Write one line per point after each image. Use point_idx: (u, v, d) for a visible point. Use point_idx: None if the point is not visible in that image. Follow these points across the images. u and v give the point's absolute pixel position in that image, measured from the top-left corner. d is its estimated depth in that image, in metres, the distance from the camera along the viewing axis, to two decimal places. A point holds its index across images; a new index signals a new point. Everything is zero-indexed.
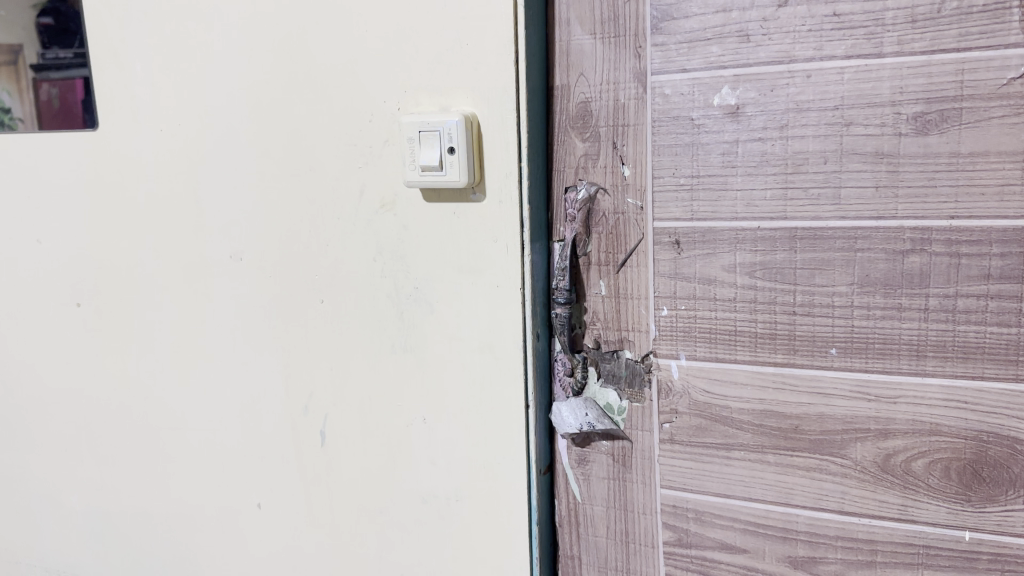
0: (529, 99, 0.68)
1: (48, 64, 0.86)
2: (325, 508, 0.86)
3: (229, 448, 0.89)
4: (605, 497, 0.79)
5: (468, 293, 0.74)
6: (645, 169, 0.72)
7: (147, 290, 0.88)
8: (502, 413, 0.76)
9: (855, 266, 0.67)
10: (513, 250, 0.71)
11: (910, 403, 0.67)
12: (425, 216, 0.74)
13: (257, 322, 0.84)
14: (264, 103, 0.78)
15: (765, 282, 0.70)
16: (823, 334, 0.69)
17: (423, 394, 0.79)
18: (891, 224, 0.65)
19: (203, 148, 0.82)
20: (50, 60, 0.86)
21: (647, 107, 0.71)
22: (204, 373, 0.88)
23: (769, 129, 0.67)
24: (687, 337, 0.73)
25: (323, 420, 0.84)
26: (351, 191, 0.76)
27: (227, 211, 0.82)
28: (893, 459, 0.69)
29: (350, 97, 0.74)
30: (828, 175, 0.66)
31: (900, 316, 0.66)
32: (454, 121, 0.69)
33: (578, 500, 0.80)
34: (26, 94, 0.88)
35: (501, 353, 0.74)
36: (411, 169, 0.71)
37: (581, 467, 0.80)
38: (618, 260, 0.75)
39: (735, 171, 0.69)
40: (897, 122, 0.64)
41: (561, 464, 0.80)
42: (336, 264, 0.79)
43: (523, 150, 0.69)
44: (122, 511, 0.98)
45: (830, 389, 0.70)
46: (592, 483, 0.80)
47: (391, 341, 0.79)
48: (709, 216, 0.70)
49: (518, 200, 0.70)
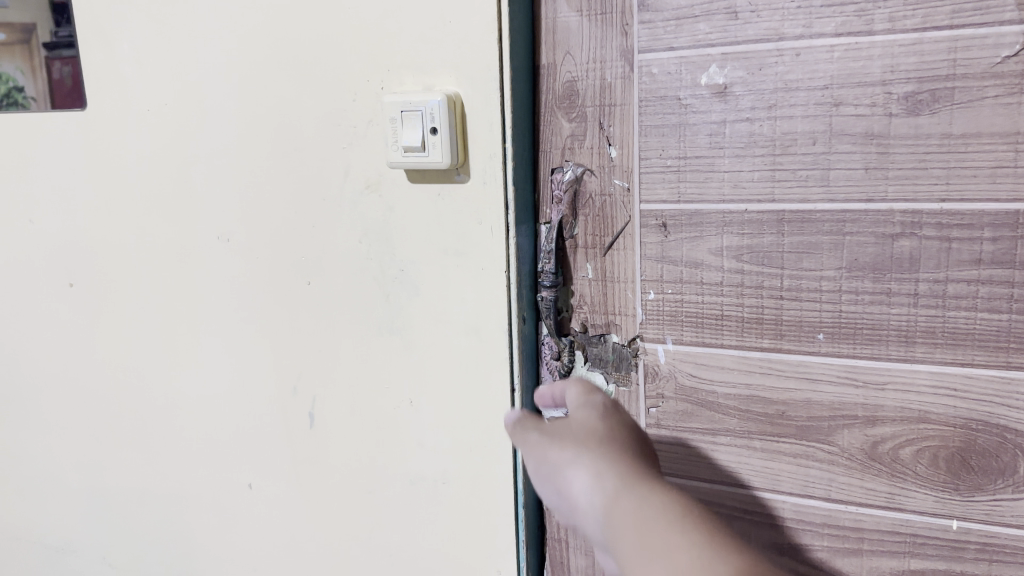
0: (514, 78, 0.67)
1: (61, 42, 0.85)
2: (315, 489, 0.86)
3: (220, 427, 0.89)
4: None
5: (454, 275, 0.73)
6: (632, 150, 0.71)
7: (138, 269, 0.88)
8: (490, 397, 0.75)
9: (843, 250, 0.66)
10: (499, 232, 0.70)
11: (899, 389, 0.66)
12: (411, 198, 0.73)
13: (246, 303, 0.84)
14: (251, 81, 0.77)
15: (751, 266, 0.69)
16: (811, 319, 0.68)
17: (410, 378, 0.78)
18: (881, 207, 0.64)
19: (191, 127, 0.81)
20: (63, 38, 0.84)
21: (634, 87, 0.69)
22: (195, 354, 0.88)
23: (757, 110, 0.66)
24: (674, 321, 0.73)
25: (312, 401, 0.83)
26: (336, 172, 0.75)
27: (215, 191, 0.82)
28: (881, 447, 0.68)
29: (334, 75, 0.73)
30: (817, 157, 0.65)
31: (889, 301, 0.65)
32: (437, 101, 0.67)
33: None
34: (38, 72, 0.87)
35: (487, 336, 0.73)
36: (394, 150, 0.70)
37: None
38: (605, 243, 0.74)
39: (723, 153, 0.68)
40: (888, 102, 0.62)
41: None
42: (322, 245, 0.78)
43: (508, 129, 0.68)
44: (118, 489, 0.98)
45: (818, 375, 0.69)
46: None
47: (377, 322, 0.78)
48: (697, 198, 0.69)
49: (503, 180, 0.69)
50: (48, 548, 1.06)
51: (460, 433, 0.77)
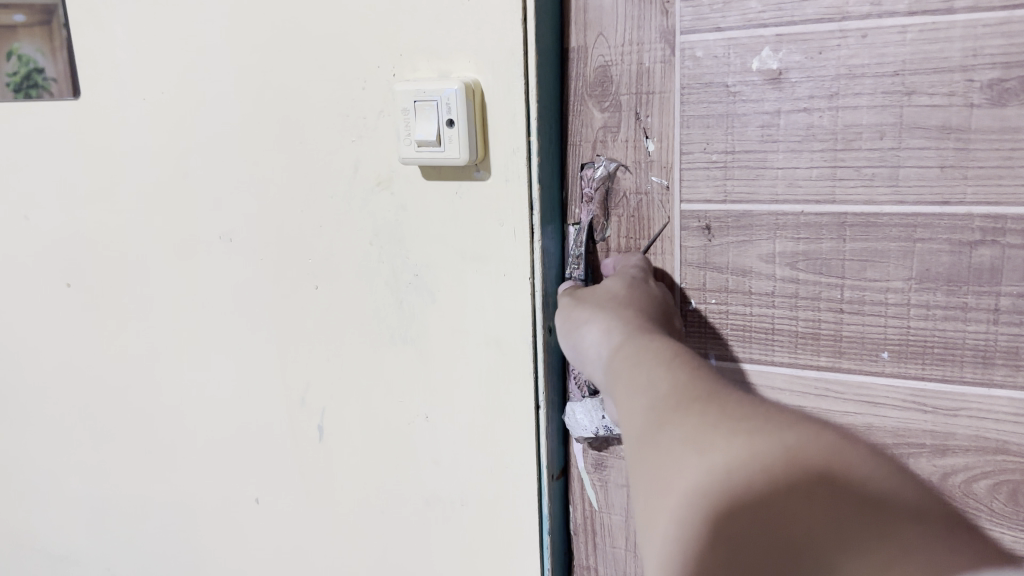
0: (540, 63, 0.59)
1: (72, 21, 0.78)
2: (324, 506, 0.80)
3: (225, 438, 0.83)
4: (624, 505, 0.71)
5: (472, 282, 0.66)
6: (672, 145, 0.64)
7: (137, 269, 0.82)
8: (512, 415, 0.68)
9: (913, 259, 0.58)
10: (523, 233, 0.63)
11: (974, 416, 0.59)
12: (425, 196, 0.66)
13: (251, 307, 0.77)
14: (250, 65, 0.70)
15: (807, 276, 0.62)
16: (874, 335, 0.61)
17: (426, 392, 0.71)
18: (958, 211, 0.56)
19: (190, 116, 0.74)
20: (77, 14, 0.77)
21: (675, 72, 0.62)
22: (197, 358, 0.82)
23: (816, 98, 0.58)
24: (719, 335, 0.66)
25: (320, 413, 0.77)
26: (344, 167, 0.68)
27: (217, 186, 0.75)
28: (951, 479, 0.60)
29: (341, 60, 0.66)
30: (885, 153, 0.57)
31: (965, 317, 0.57)
32: (453, 88, 0.60)
33: (595, 508, 0.73)
34: (59, 52, 0.80)
35: (509, 348, 0.66)
36: (407, 144, 0.63)
37: (598, 473, 0.72)
38: (640, 246, 0.67)
39: (777, 147, 0.60)
40: (969, 91, 0.54)
41: (577, 469, 0.72)
42: (330, 245, 0.71)
43: (534, 120, 0.60)
44: (121, 498, 0.93)
45: (881, 398, 0.61)
46: (610, 490, 0.71)
47: (391, 331, 0.71)
48: (746, 198, 0.62)
49: (528, 177, 0.61)
50: (52, 557, 1.01)
51: (481, 455, 0.70)
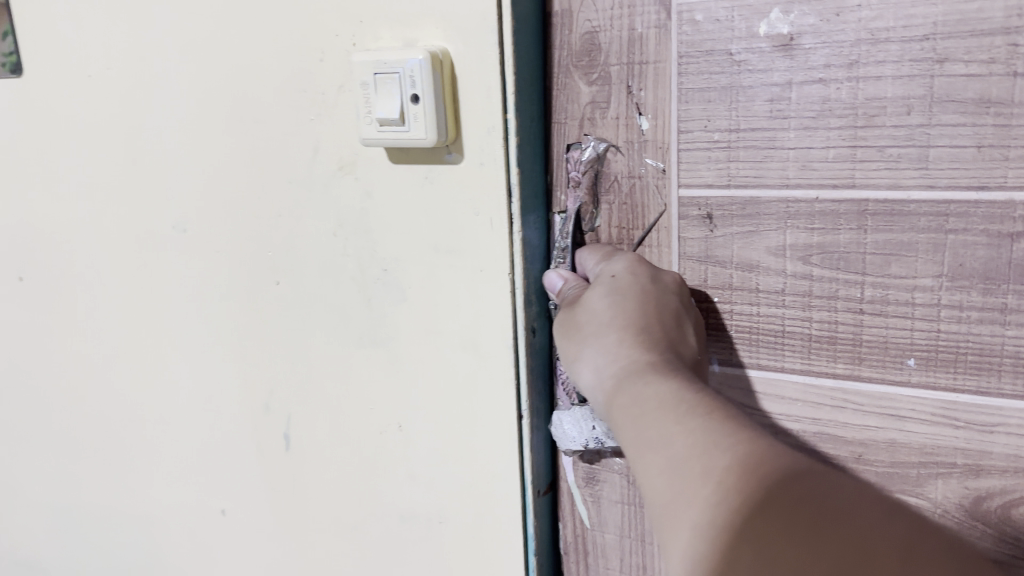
0: (516, 30, 0.52)
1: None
2: (293, 521, 0.74)
3: (188, 445, 0.77)
4: (619, 524, 0.64)
5: (445, 278, 0.59)
6: (667, 121, 0.56)
7: (91, 262, 0.76)
8: (491, 426, 0.61)
9: (945, 252, 0.50)
10: (501, 223, 0.56)
11: (1013, 433, 0.51)
12: (392, 181, 0.59)
13: (209, 304, 0.71)
14: (197, 35, 0.63)
15: (824, 271, 0.54)
16: (898, 340, 0.53)
17: (399, 398, 0.65)
18: (998, 197, 0.48)
19: (138, 93, 0.67)
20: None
21: (671, 39, 0.54)
22: (156, 359, 0.76)
23: (832, 67, 0.51)
24: (722, 337, 0.59)
25: (285, 420, 0.70)
26: (303, 149, 0.61)
27: (169, 170, 0.68)
28: (987, 504, 0.53)
29: (295, 30, 0.59)
30: (912, 131, 0.49)
31: (1005, 321, 0.50)
32: (417, 59, 0.53)
33: (587, 527, 0.65)
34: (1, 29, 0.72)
35: (487, 352, 0.59)
36: (366, 123, 0.56)
37: (590, 488, 0.64)
38: (634, 237, 0.60)
39: (788, 124, 0.53)
40: (1013, 57, 0.46)
41: (566, 482, 0.65)
42: (290, 236, 0.65)
43: (510, 95, 0.53)
44: (85, 507, 0.87)
45: (906, 411, 0.54)
46: (603, 506, 0.64)
47: (360, 332, 0.65)
48: (751, 182, 0.55)
49: (504, 161, 0.54)
50: (18, 566, 0.95)
51: (461, 468, 0.64)
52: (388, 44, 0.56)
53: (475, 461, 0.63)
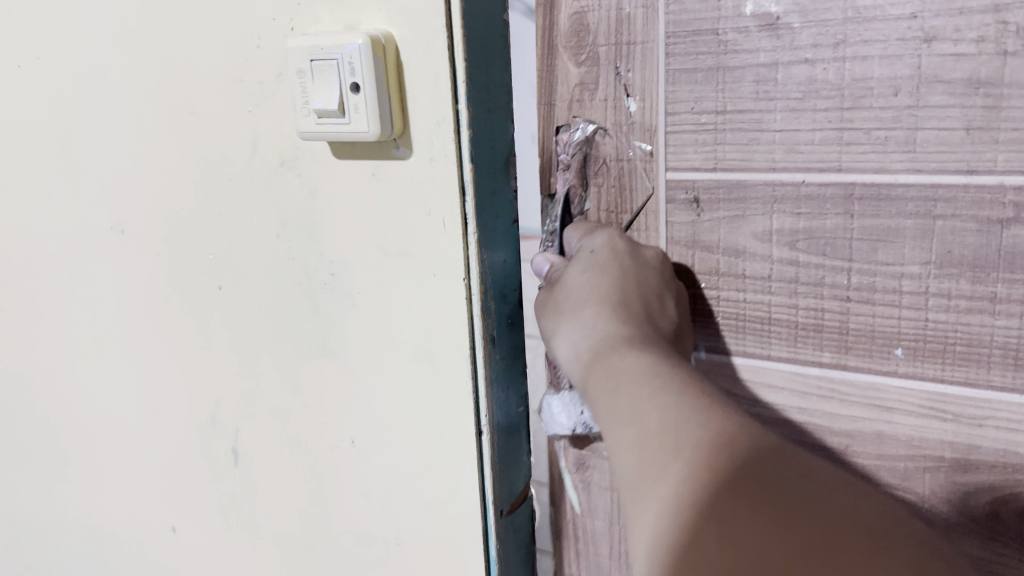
0: (468, 17, 0.50)
1: None
2: (245, 530, 0.75)
3: (147, 455, 0.79)
4: (608, 510, 0.64)
5: (397, 282, 0.58)
6: (655, 104, 0.55)
7: (49, 264, 0.77)
8: (451, 437, 0.60)
9: (932, 240, 0.49)
10: (453, 211, 0.54)
11: (1002, 426, 0.50)
12: (335, 185, 0.58)
13: (156, 306, 0.71)
14: (129, 29, 0.63)
15: (810, 255, 0.53)
16: (885, 329, 0.52)
17: (359, 399, 0.64)
18: (988, 181, 0.47)
19: (79, 89, 0.68)
20: None
21: (659, 20, 0.53)
22: (114, 361, 0.77)
23: (819, 47, 0.49)
24: (710, 322, 0.58)
25: (234, 433, 0.71)
26: (243, 139, 0.61)
27: (120, 166, 0.69)
28: (975, 499, 0.52)
29: (221, 25, 0.58)
30: (899, 112, 0.48)
31: (993, 311, 0.48)
32: (357, 44, 0.50)
33: (577, 512, 0.65)
34: None
35: (443, 362, 0.58)
36: (306, 113, 0.54)
37: (580, 474, 0.64)
38: (624, 217, 0.59)
39: (774, 105, 0.51)
40: (1002, 36, 0.44)
41: (557, 469, 0.65)
42: (234, 245, 0.65)
43: (460, 81, 0.51)
44: (53, 510, 0.89)
45: (893, 400, 0.53)
46: (593, 493, 0.64)
47: (308, 341, 0.64)
48: (739, 165, 0.53)
49: (455, 148, 0.52)
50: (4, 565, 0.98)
51: (432, 470, 0.62)
52: (328, 28, 0.54)
53: (446, 462, 0.61)
